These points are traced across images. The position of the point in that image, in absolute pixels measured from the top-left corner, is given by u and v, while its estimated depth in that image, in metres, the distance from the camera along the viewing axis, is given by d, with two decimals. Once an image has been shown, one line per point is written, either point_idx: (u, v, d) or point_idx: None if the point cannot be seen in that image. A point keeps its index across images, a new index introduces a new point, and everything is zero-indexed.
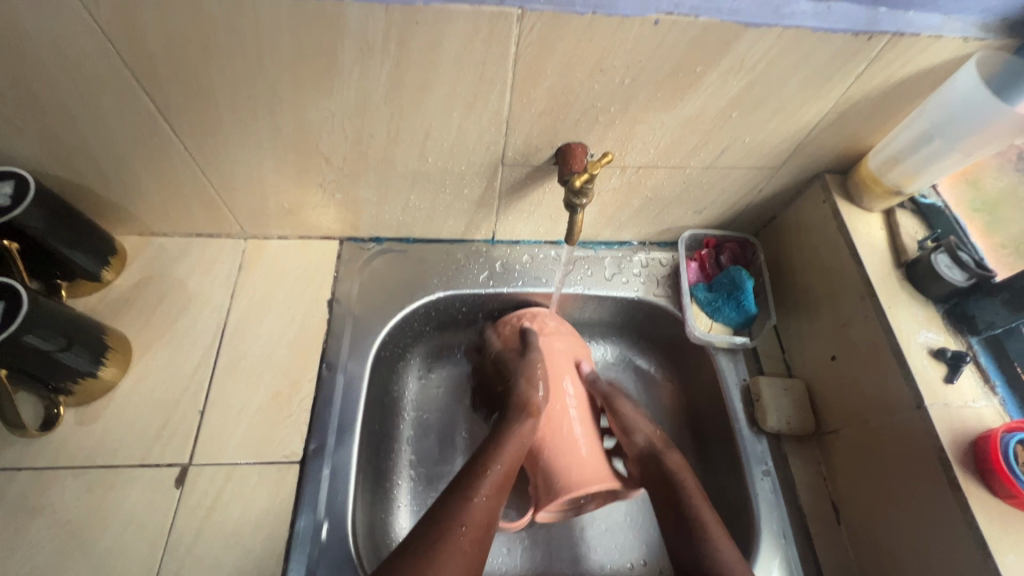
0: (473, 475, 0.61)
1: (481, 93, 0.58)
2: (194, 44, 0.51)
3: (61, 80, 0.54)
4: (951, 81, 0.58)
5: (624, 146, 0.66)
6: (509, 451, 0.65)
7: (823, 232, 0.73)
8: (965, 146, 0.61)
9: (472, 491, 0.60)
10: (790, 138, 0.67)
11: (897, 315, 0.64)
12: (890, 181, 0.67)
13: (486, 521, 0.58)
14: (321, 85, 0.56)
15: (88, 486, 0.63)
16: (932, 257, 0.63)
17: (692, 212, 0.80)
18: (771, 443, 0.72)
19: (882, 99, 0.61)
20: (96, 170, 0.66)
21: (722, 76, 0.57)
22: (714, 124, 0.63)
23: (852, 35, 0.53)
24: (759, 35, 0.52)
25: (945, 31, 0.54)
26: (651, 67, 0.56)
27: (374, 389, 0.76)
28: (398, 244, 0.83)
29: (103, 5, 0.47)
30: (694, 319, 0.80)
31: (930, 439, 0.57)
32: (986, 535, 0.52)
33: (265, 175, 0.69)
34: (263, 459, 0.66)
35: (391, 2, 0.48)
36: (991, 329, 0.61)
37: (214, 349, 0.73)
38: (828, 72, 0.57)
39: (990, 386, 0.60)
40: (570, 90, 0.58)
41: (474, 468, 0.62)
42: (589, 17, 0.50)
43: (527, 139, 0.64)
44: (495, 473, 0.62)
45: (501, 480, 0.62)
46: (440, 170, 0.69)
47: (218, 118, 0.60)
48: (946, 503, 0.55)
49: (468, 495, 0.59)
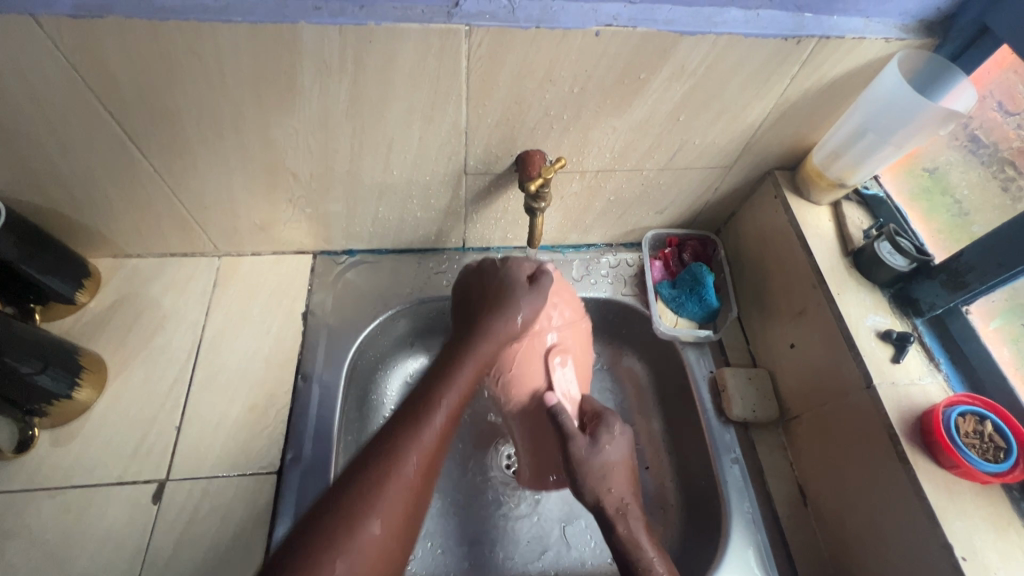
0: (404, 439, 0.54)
1: (438, 105, 0.60)
2: (157, 69, 0.53)
3: (26, 107, 0.56)
4: (877, 81, 0.62)
5: (580, 152, 0.69)
6: (447, 416, 0.58)
7: (776, 226, 0.76)
8: (897, 139, 0.65)
9: (401, 462, 0.53)
10: (737, 138, 0.70)
11: (846, 302, 0.67)
12: (833, 175, 0.71)
13: (414, 494, 0.53)
14: (283, 104, 0.59)
15: (64, 506, 0.63)
16: (876, 245, 0.67)
17: (653, 213, 0.83)
18: (738, 431, 0.74)
19: (819, 98, 0.65)
20: (66, 193, 0.67)
21: (666, 81, 0.60)
22: (663, 127, 0.67)
23: (782, 40, 0.57)
24: (694, 42, 0.56)
25: (867, 32, 0.58)
26: (598, 76, 0.59)
27: (351, 396, 0.78)
28: (370, 256, 0.85)
29: (65, 35, 0.49)
30: (660, 316, 0.83)
31: (881, 417, 0.59)
32: (935, 505, 0.54)
33: (235, 193, 0.71)
34: (240, 471, 0.67)
35: (344, 22, 0.51)
36: (933, 310, 0.64)
37: (190, 366, 0.74)
38: (765, 74, 0.61)
39: (934, 363, 0.63)
40: (523, 99, 0.61)
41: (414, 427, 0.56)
42: (534, 31, 0.53)
43: (487, 148, 0.67)
44: (437, 434, 0.56)
45: (433, 450, 0.56)
46: (405, 182, 0.71)
47: (185, 139, 0.62)
48: (897, 477, 0.57)
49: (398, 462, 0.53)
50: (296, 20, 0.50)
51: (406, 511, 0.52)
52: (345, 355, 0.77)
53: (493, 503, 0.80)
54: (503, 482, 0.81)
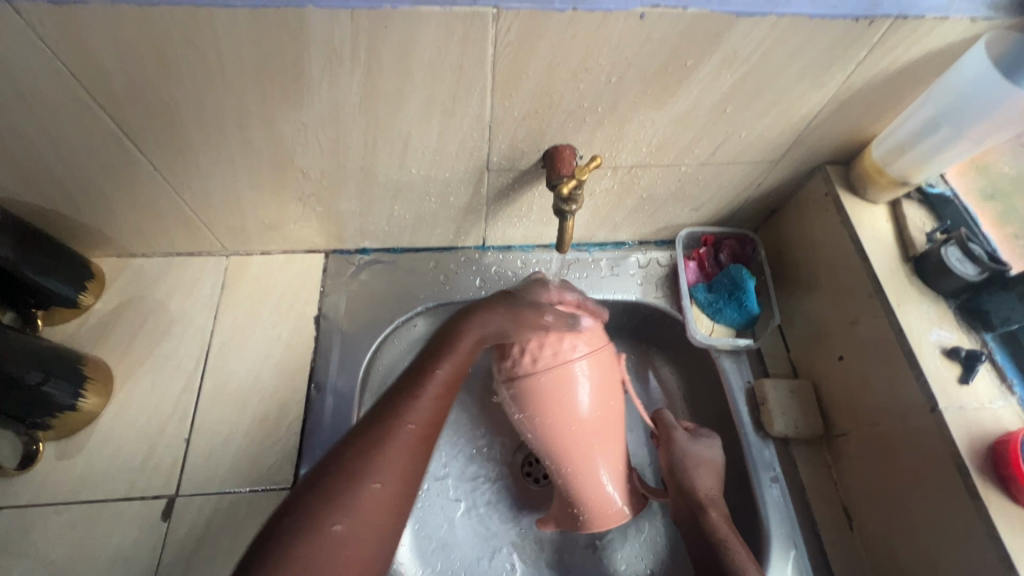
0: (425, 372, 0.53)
1: (460, 97, 0.54)
2: (151, 60, 0.48)
3: (11, 101, 0.51)
4: (957, 66, 0.55)
5: (614, 147, 0.63)
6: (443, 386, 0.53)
7: (825, 226, 0.70)
8: (975, 132, 0.58)
9: (400, 418, 0.50)
10: (789, 130, 0.63)
11: (907, 314, 0.61)
12: (895, 172, 0.64)
13: (420, 437, 0.50)
14: (290, 98, 0.53)
15: (72, 523, 0.61)
16: (943, 251, 0.60)
17: (689, 210, 0.77)
18: (778, 448, 0.70)
19: (885, 87, 0.58)
20: (63, 193, 0.63)
21: (715, 69, 0.54)
22: (709, 118, 0.60)
23: (852, 21, 0.50)
24: (751, 26, 0.49)
25: (951, 11, 0.50)
26: (639, 64, 0.52)
27: (367, 403, 0.74)
28: (385, 255, 0.80)
29: (47, 22, 0.44)
30: (695, 322, 0.77)
31: (947, 445, 0.54)
32: (1009, 546, 0.49)
33: (240, 191, 0.66)
34: (252, 487, 0.64)
35: (356, 6, 0.45)
36: (1006, 326, 0.58)
37: (198, 373, 0.71)
38: (827, 60, 0.54)
39: (1007, 385, 0.57)
40: (554, 90, 0.55)
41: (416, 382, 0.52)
42: (570, 14, 0.47)
43: (512, 144, 0.61)
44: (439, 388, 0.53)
45: (434, 415, 0.52)
46: (423, 179, 0.66)
47: (186, 135, 0.57)
48: (965, 511, 0.52)
49: (397, 421, 0.50)
50: (302, 4, 0.44)
51: (416, 445, 0.50)
52: (360, 362, 0.73)
53: (512, 515, 0.76)
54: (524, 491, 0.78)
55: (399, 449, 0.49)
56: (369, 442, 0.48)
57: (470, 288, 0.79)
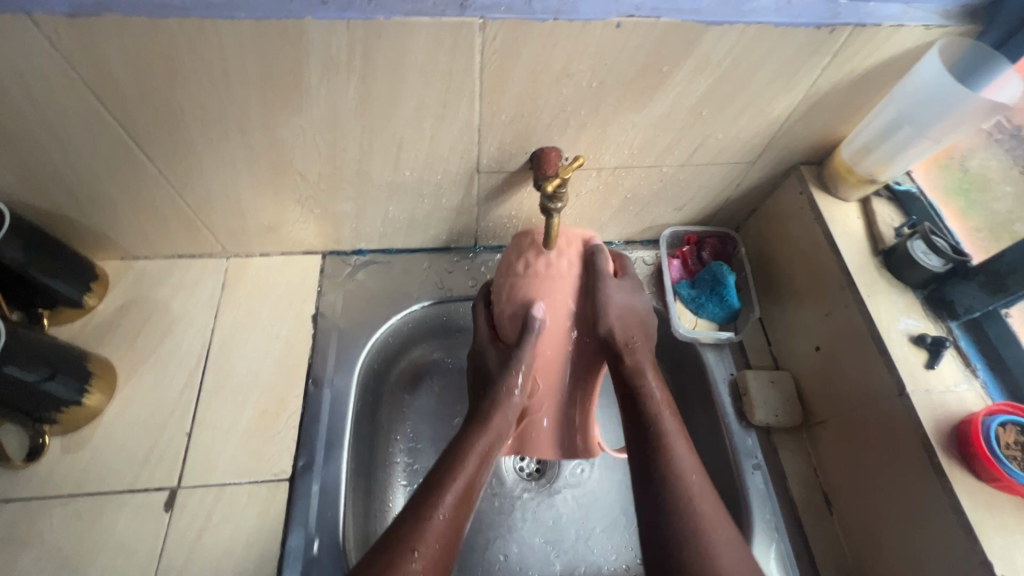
0: (464, 447, 0.57)
1: (451, 102, 0.58)
2: (160, 68, 0.51)
3: (24, 107, 0.54)
4: (914, 71, 0.59)
5: (598, 149, 0.67)
6: (477, 461, 0.57)
7: (801, 223, 0.73)
8: (934, 133, 0.62)
9: (434, 508, 0.52)
10: (763, 132, 0.67)
11: (877, 304, 0.64)
12: (864, 170, 0.68)
13: (447, 541, 0.52)
14: (290, 103, 0.56)
15: (77, 514, 0.63)
16: (909, 244, 0.64)
17: (672, 210, 0.80)
18: (760, 436, 0.72)
19: (850, 91, 0.62)
20: (71, 196, 0.66)
21: (689, 74, 0.57)
22: (687, 121, 0.64)
23: (814, 29, 0.53)
24: (720, 33, 0.53)
25: (906, 19, 0.54)
26: (618, 70, 0.56)
27: (364, 399, 0.76)
28: (381, 255, 0.83)
29: (62, 33, 0.47)
30: (679, 317, 0.80)
31: (915, 427, 0.57)
32: (972, 519, 0.52)
33: (241, 194, 0.69)
34: (252, 478, 0.66)
35: (352, 17, 0.48)
36: (970, 313, 0.61)
37: (199, 370, 0.73)
38: (794, 66, 0.58)
39: (971, 369, 0.61)
40: (539, 95, 0.58)
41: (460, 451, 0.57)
42: (551, 23, 0.50)
43: (501, 146, 0.65)
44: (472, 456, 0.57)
45: (467, 490, 0.55)
46: (417, 181, 0.69)
47: (190, 139, 0.60)
48: (932, 488, 0.55)
49: (439, 494, 0.53)
50: (302, 16, 0.48)
51: (445, 547, 0.51)
52: (356, 358, 0.75)
53: (506, 507, 0.78)
54: (518, 483, 0.80)
55: (436, 546, 0.50)
56: (416, 521, 0.51)
57: (463, 287, 0.82)
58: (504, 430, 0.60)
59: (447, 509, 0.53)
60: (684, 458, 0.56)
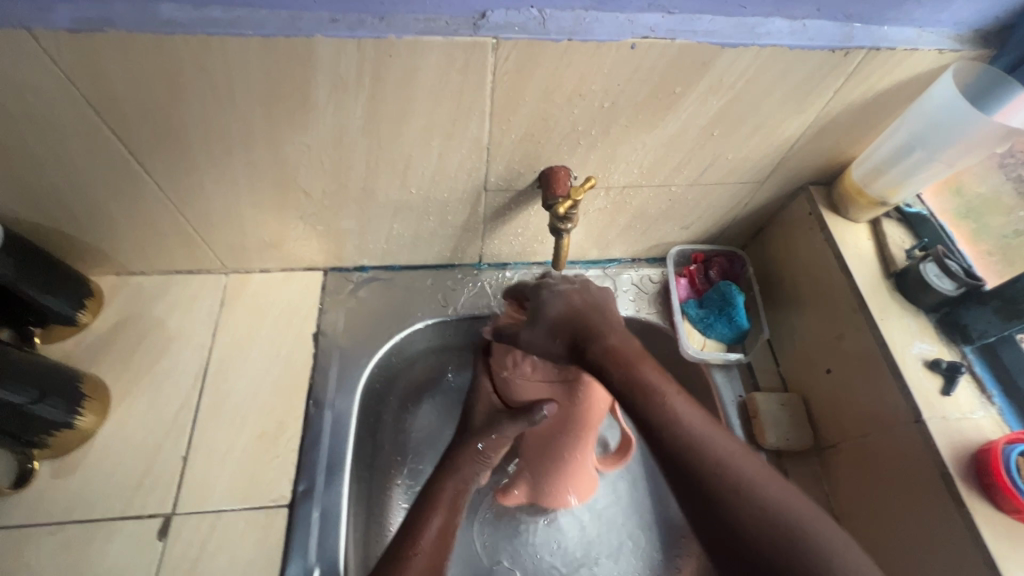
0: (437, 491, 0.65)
1: (460, 121, 0.57)
2: (163, 84, 0.50)
3: (22, 123, 0.52)
4: (927, 93, 0.59)
5: (607, 168, 0.66)
6: (450, 501, 0.64)
7: (810, 244, 0.73)
8: (947, 155, 0.61)
9: (411, 550, 0.58)
10: (773, 152, 0.66)
11: (890, 328, 0.63)
12: (875, 192, 0.67)
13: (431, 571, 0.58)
14: (295, 121, 0.55)
15: (66, 542, 0.60)
16: (921, 267, 0.63)
17: (679, 228, 0.79)
18: (771, 460, 0.71)
19: (861, 113, 0.62)
20: (66, 211, 0.64)
21: (702, 96, 0.57)
22: (697, 141, 0.63)
23: (829, 51, 0.53)
24: (735, 56, 0.52)
25: (920, 43, 0.54)
26: (630, 91, 0.55)
27: (365, 420, 0.74)
28: (383, 272, 0.82)
29: (64, 49, 0.46)
30: (687, 338, 0.79)
31: (932, 455, 0.56)
32: (994, 552, 0.50)
33: (243, 211, 0.67)
34: (249, 504, 0.64)
35: (362, 36, 0.47)
36: (984, 338, 0.60)
37: (196, 391, 0.71)
38: (807, 88, 0.57)
39: (987, 395, 0.60)
40: (550, 114, 0.57)
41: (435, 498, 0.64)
42: (565, 44, 0.50)
43: (509, 165, 0.63)
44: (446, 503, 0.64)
45: (444, 530, 0.62)
46: (423, 199, 0.68)
47: (192, 156, 0.58)
48: (951, 519, 0.54)
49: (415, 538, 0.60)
50: (311, 34, 0.47)
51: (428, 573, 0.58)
52: (358, 378, 0.73)
53: (509, 532, 0.76)
54: (521, 509, 0.78)
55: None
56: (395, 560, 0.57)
57: (467, 305, 0.81)
58: (471, 476, 0.68)
59: (424, 545, 0.59)
60: (674, 398, 0.50)
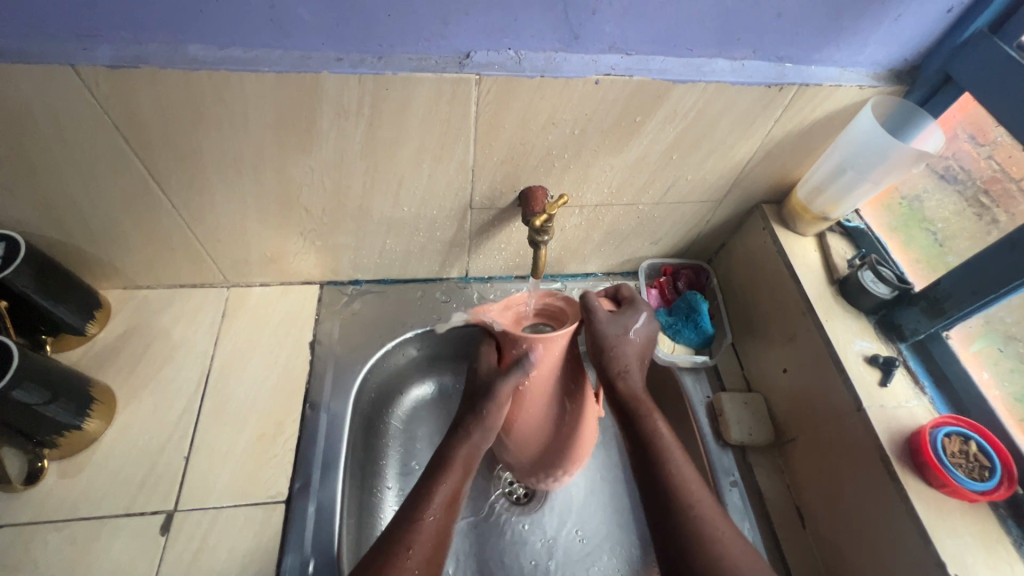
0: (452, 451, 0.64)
1: (448, 146, 0.64)
2: (185, 113, 0.56)
3: (53, 145, 0.58)
4: (854, 121, 0.67)
5: (580, 188, 0.73)
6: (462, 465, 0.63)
7: (764, 256, 0.81)
8: (875, 175, 0.69)
9: (423, 514, 0.58)
10: (727, 174, 0.75)
11: (834, 328, 0.70)
12: (817, 208, 0.75)
13: (438, 539, 0.58)
14: (301, 146, 0.62)
15: (71, 538, 0.63)
16: (860, 274, 0.71)
17: (649, 243, 0.87)
18: (736, 455, 0.77)
19: (800, 140, 0.70)
20: (84, 227, 0.69)
21: (660, 124, 0.65)
22: (659, 164, 0.71)
23: (765, 87, 0.62)
24: (686, 90, 0.61)
25: (843, 80, 0.63)
26: (597, 120, 0.63)
27: (358, 423, 0.78)
28: (376, 285, 0.88)
29: (100, 82, 0.52)
30: (658, 342, 0.85)
31: (872, 439, 0.62)
32: (926, 523, 0.56)
33: (248, 227, 0.73)
34: (248, 501, 0.68)
35: (363, 72, 0.55)
36: (916, 335, 0.68)
37: (198, 396, 0.75)
38: (752, 117, 0.66)
39: (920, 386, 0.67)
40: (527, 140, 0.65)
41: (444, 464, 0.62)
42: (538, 80, 0.58)
43: (492, 185, 0.71)
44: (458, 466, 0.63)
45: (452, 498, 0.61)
46: (414, 217, 0.75)
47: (206, 176, 0.65)
48: (890, 496, 0.60)
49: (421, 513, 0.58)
50: (319, 70, 0.54)
51: (433, 545, 0.57)
52: (352, 383, 0.78)
53: (496, 532, 0.80)
54: (507, 508, 0.82)
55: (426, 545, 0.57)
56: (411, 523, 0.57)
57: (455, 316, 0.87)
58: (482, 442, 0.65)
59: (437, 507, 0.59)
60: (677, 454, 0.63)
